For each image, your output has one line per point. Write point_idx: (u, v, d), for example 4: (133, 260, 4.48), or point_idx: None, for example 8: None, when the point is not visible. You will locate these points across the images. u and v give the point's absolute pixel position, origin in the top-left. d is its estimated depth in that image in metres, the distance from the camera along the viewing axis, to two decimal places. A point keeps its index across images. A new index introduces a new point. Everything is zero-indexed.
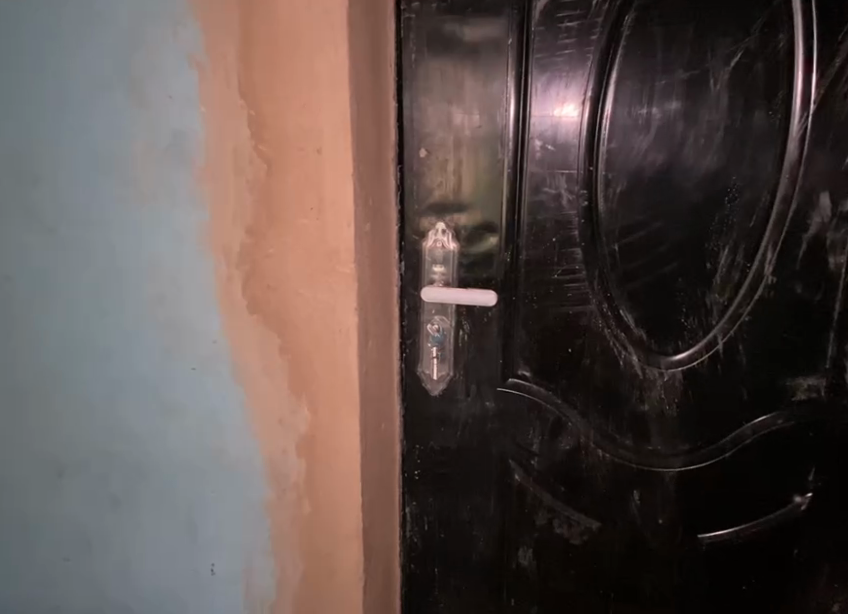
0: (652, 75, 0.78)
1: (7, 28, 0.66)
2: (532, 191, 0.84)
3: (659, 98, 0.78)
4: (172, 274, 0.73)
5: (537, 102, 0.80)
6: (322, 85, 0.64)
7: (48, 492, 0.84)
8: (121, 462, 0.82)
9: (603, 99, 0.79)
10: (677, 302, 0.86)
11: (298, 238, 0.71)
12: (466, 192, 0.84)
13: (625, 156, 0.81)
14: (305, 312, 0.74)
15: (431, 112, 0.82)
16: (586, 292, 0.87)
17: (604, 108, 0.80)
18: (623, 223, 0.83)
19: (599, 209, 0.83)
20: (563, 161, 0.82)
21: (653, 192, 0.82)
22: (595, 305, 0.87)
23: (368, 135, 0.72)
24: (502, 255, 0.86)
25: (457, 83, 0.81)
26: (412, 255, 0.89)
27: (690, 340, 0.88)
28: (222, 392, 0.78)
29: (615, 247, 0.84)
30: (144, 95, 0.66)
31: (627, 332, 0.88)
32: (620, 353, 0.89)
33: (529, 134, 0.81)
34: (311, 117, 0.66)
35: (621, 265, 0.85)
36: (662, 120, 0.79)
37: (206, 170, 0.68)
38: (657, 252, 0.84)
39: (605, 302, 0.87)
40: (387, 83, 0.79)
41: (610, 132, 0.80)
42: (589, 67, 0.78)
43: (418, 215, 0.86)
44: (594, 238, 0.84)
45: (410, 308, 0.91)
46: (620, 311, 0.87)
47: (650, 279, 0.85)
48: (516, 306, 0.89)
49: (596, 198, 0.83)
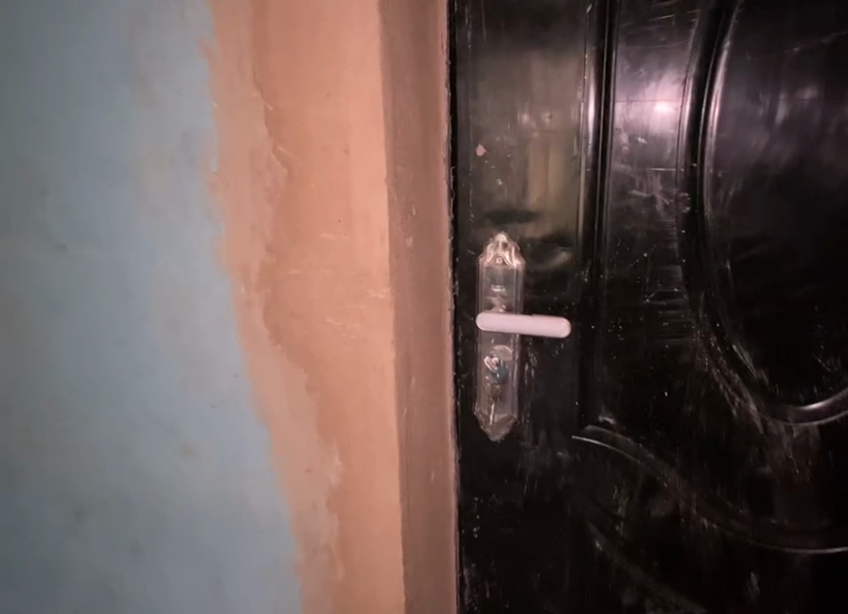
0: (783, 38, 0.58)
1: (12, 26, 0.60)
2: (617, 196, 0.66)
3: (795, 69, 0.59)
4: (187, 296, 0.64)
5: (624, 84, 0.64)
6: (348, 69, 0.52)
7: (68, 534, 0.77)
8: (139, 506, 0.74)
9: (712, 74, 0.61)
10: (812, 337, 0.65)
11: (325, 256, 0.59)
12: (533, 198, 0.69)
13: (740, 148, 0.62)
14: (335, 344, 0.62)
15: (490, 102, 0.68)
16: (688, 322, 0.68)
17: (712, 87, 0.61)
18: (740, 235, 0.64)
19: (707, 218, 0.64)
20: (657, 157, 0.65)
21: (782, 194, 0.62)
22: (699, 338, 0.68)
23: (409, 131, 0.60)
24: (578, 274, 0.70)
25: (521, 65, 0.66)
26: (468, 273, 0.74)
27: (830, 386, 0.66)
28: (243, 433, 0.67)
29: (727, 265, 0.65)
30: (152, 92, 0.58)
31: (742, 373, 0.68)
32: (732, 400, 0.69)
33: (613, 124, 0.65)
34: (338, 110, 0.54)
35: (736, 289, 0.66)
36: (795, 98, 0.59)
37: (219, 177, 0.59)
38: (787, 272, 0.64)
39: (713, 335, 0.68)
40: (435, 69, 0.66)
41: (723, 118, 0.61)
42: (693, 34, 0.60)
43: (474, 226, 0.72)
44: (699, 254, 0.66)
45: (465, 336, 0.76)
46: (733, 347, 0.67)
47: (775, 306, 0.65)
48: (596, 338, 0.71)
49: (702, 203, 0.64)
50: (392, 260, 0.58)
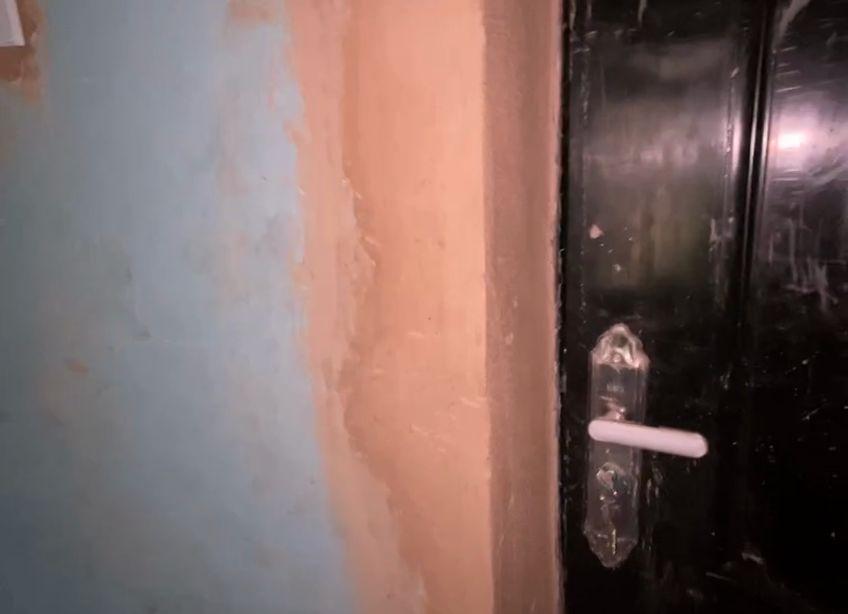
0: None
1: (109, 115, 0.60)
2: (768, 290, 0.53)
3: None
4: (265, 387, 0.60)
5: (779, 155, 0.50)
6: (447, 156, 0.46)
7: None
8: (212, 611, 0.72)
9: None
10: None
11: (414, 356, 0.52)
12: (659, 289, 0.57)
13: None
14: (421, 456, 0.54)
15: (608, 177, 0.58)
16: None
17: None
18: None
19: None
20: (825, 245, 0.50)
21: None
22: None
23: (508, 217, 0.51)
24: (715, 379, 0.57)
25: (649, 137, 0.55)
26: (577, 370, 0.64)
27: None
28: (319, 544, 0.62)
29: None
30: (239, 178, 0.55)
31: None
32: None
33: (763, 203, 0.51)
34: (435, 201, 0.48)
35: None
36: None
37: (304, 268, 0.55)
38: None
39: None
40: (546, 144, 0.58)
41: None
42: None
43: (585, 315, 0.62)
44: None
45: (572, 440, 0.66)
46: None
47: None
48: (737, 457, 0.57)
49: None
50: (495, 364, 0.51)
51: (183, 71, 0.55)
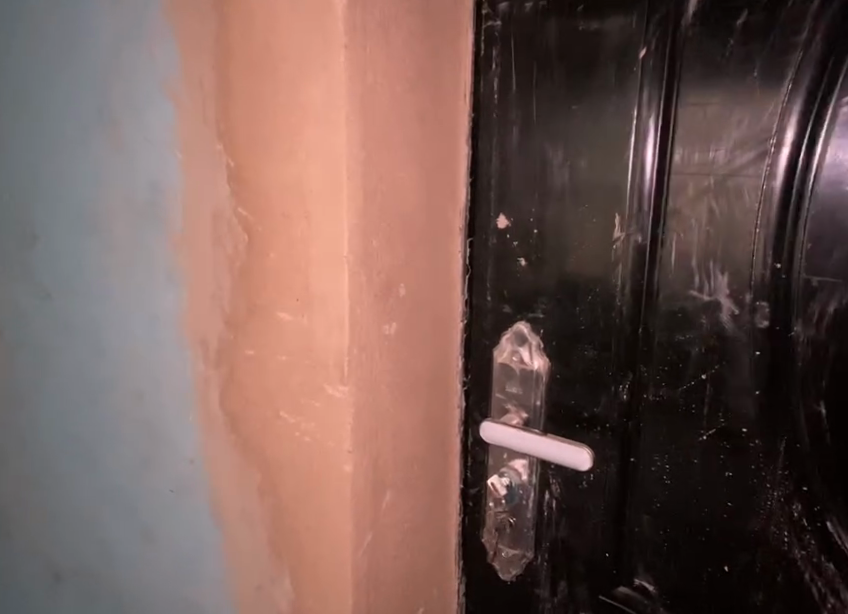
0: None
1: (11, 66, 0.58)
2: (670, 295, 0.48)
3: None
4: (150, 360, 0.58)
5: (685, 146, 0.45)
6: (314, 126, 0.44)
7: (44, 596, 0.76)
8: (106, 586, 0.71)
9: (809, 138, 0.40)
10: None
11: (283, 338, 0.50)
12: (560, 288, 0.54)
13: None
14: (289, 444, 0.52)
15: (517, 164, 0.54)
16: (760, 478, 0.46)
17: (809, 157, 0.41)
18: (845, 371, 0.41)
19: (796, 338, 0.43)
20: (727, 250, 0.45)
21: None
22: (776, 502, 0.46)
23: (391, 197, 0.48)
24: (615, 389, 0.52)
25: (558, 122, 0.51)
26: (481, 368, 0.61)
27: None
28: (198, 528, 0.60)
29: (823, 407, 0.42)
30: (125, 138, 0.53)
31: (841, 566, 0.44)
32: (825, 600, 0.46)
33: (668, 200, 0.47)
34: (303, 173, 0.45)
35: (835, 443, 0.42)
36: None
37: (183, 237, 0.52)
38: None
39: (798, 500, 0.45)
40: (458, 125, 0.55)
41: (831, 206, 0.40)
42: (787, 86, 0.41)
43: (491, 310, 0.59)
44: (782, 389, 0.44)
45: (475, 442, 0.62)
46: (827, 524, 0.44)
47: None
48: (633, 475, 0.53)
49: (789, 316, 0.43)
50: (361, 353, 0.48)
51: (75, 22, 0.53)
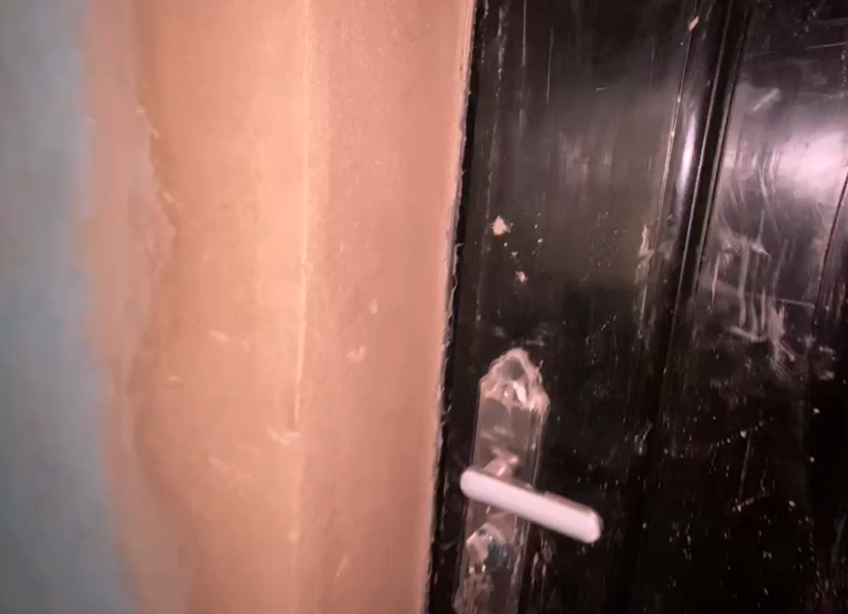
0: None
1: None
2: (707, 331, 0.39)
3: None
4: (48, 379, 0.46)
5: (740, 145, 0.36)
6: (268, 90, 0.33)
7: None
8: None
9: None
10: None
11: (216, 364, 0.39)
12: (566, 313, 0.44)
13: None
14: (223, 497, 0.41)
15: (521, 157, 0.44)
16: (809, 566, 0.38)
17: None
18: None
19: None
20: (787, 279, 0.35)
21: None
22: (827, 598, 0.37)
23: (363, 189, 0.37)
24: (629, 440, 0.43)
25: (578, 107, 0.41)
26: (463, 402, 0.50)
27: None
28: (104, 589, 0.48)
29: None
30: (19, 93, 0.41)
31: None
32: None
33: (713, 214, 0.37)
34: (253, 154, 0.34)
35: None
36: None
37: (93, 225, 0.41)
38: None
39: None
40: (450, 106, 0.45)
41: None
42: None
43: (480, 333, 0.48)
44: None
45: (452, 489, 0.52)
46: None
47: None
48: (644, 544, 0.44)
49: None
50: (315, 390, 0.37)
51: None
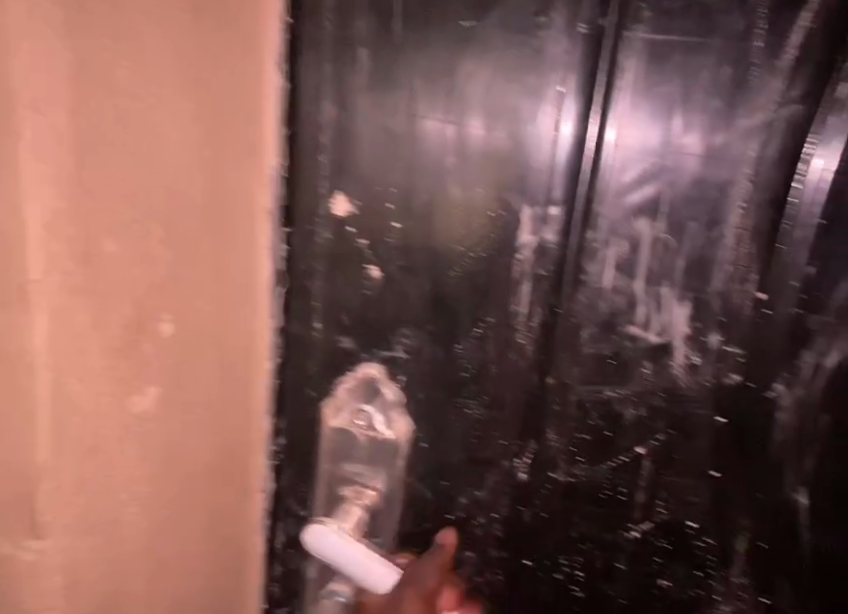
0: None
1: None
2: (599, 332, 0.32)
3: None
4: None
5: (638, 105, 0.29)
6: None
7: None
8: None
9: (824, 121, 0.27)
10: None
11: None
12: (434, 318, 0.34)
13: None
14: None
15: (365, 108, 0.32)
16: (706, 586, 0.35)
17: (813, 151, 0.27)
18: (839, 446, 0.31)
19: (778, 401, 0.31)
20: (687, 270, 0.30)
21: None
22: None
23: (136, 162, 0.23)
24: (509, 466, 0.36)
25: (441, 48, 0.30)
26: (301, 434, 0.38)
27: None
28: None
29: (804, 496, 0.32)
30: None
31: None
32: None
33: (604, 191, 0.30)
34: None
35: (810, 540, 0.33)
36: None
37: None
38: None
39: None
40: (256, 34, 0.31)
41: (836, 225, 0.28)
42: (795, 35, 0.26)
43: (316, 340, 0.36)
44: (753, 470, 0.33)
45: (289, 542, 0.40)
46: None
47: None
48: (525, 582, 0.37)
49: (775, 371, 0.31)
50: (65, 476, 0.21)
51: None
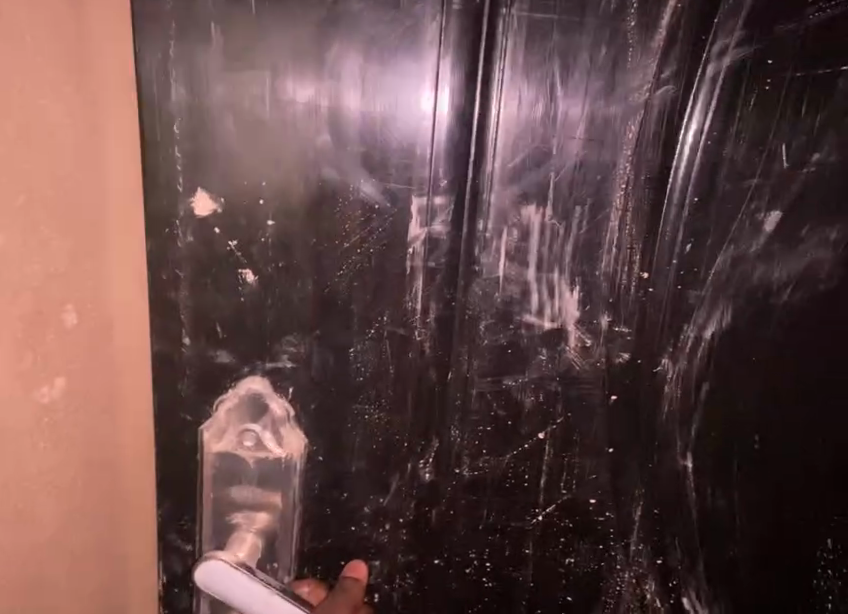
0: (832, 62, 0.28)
1: None
2: (495, 323, 0.31)
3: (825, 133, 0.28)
4: None
5: (519, 84, 0.27)
6: None
7: None
8: None
9: (692, 103, 0.28)
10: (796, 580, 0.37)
11: None
12: (321, 322, 0.31)
13: (726, 251, 0.30)
14: None
15: (220, 81, 0.27)
16: (607, 556, 0.37)
17: (683, 132, 0.28)
18: (713, 410, 0.33)
19: (664, 375, 0.32)
20: (576, 255, 0.30)
21: (794, 334, 0.32)
22: (622, 581, 0.37)
23: None
24: (413, 467, 0.34)
25: (306, 14, 0.26)
26: (176, 465, 0.33)
27: None
28: None
29: (689, 460, 0.34)
30: None
31: None
32: None
33: (490, 178, 0.29)
34: None
35: (693, 497, 0.35)
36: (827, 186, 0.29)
37: None
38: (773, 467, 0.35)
39: (649, 576, 0.37)
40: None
41: (703, 205, 0.29)
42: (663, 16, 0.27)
43: (186, 359, 0.31)
44: (645, 442, 0.34)
45: (174, 583, 0.35)
46: (681, 598, 0.37)
47: (749, 526, 0.36)
48: (436, 581, 0.37)
49: (658, 348, 0.32)
50: None
51: None
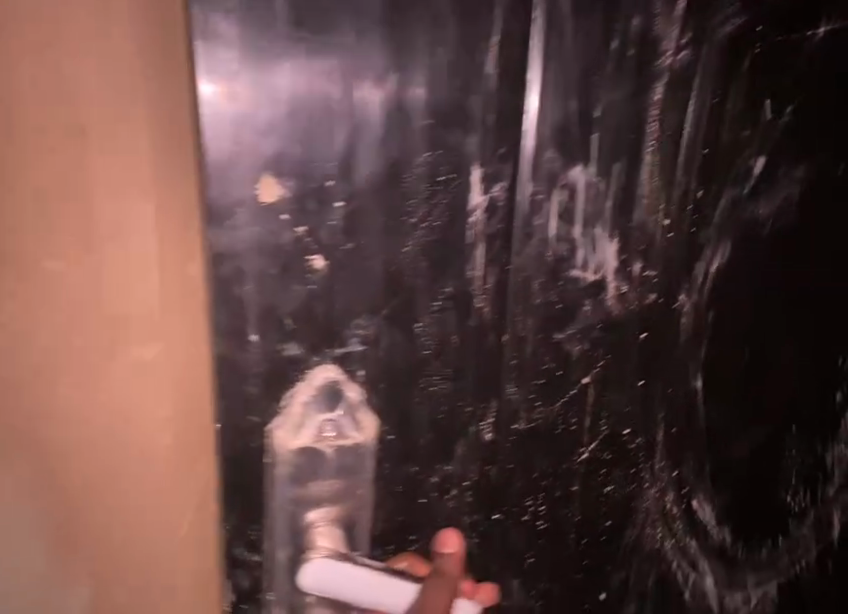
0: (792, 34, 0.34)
1: None
2: (547, 280, 0.33)
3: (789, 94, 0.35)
4: None
5: (567, 52, 0.29)
6: None
7: None
8: None
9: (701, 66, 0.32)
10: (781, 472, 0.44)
11: None
12: (388, 300, 0.31)
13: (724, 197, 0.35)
14: None
15: (283, 55, 0.25)
16: (638, 478, 0.41)
17: (695, 93, 0.32)
18: (717, 335, 0.39)
19: (681, 309, 0.37)
20: (613, 208, 0.33)
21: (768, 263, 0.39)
22: (651, 497, 0.42)
23: None
24: (476, 430, 0.36)
25: None
26: (245, 473, 0.31)
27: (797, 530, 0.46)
28: None
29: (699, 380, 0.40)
30: None
31: (701, 537, 0.44)
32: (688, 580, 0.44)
33: (543, 142, 0.30)
34: None
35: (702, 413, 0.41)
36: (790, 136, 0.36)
37: None
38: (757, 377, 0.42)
39: (671, 489, 0.42)
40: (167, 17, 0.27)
41: (710, 157, 0.34)
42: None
43: (253, 357, 0.29)
44: (667, 371, 0.39)
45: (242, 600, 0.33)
46: (694, 502, 0.43)
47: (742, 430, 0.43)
48: (498, 534, 0.39)
49: (677, 286, 0.36)
50: None
51: None
